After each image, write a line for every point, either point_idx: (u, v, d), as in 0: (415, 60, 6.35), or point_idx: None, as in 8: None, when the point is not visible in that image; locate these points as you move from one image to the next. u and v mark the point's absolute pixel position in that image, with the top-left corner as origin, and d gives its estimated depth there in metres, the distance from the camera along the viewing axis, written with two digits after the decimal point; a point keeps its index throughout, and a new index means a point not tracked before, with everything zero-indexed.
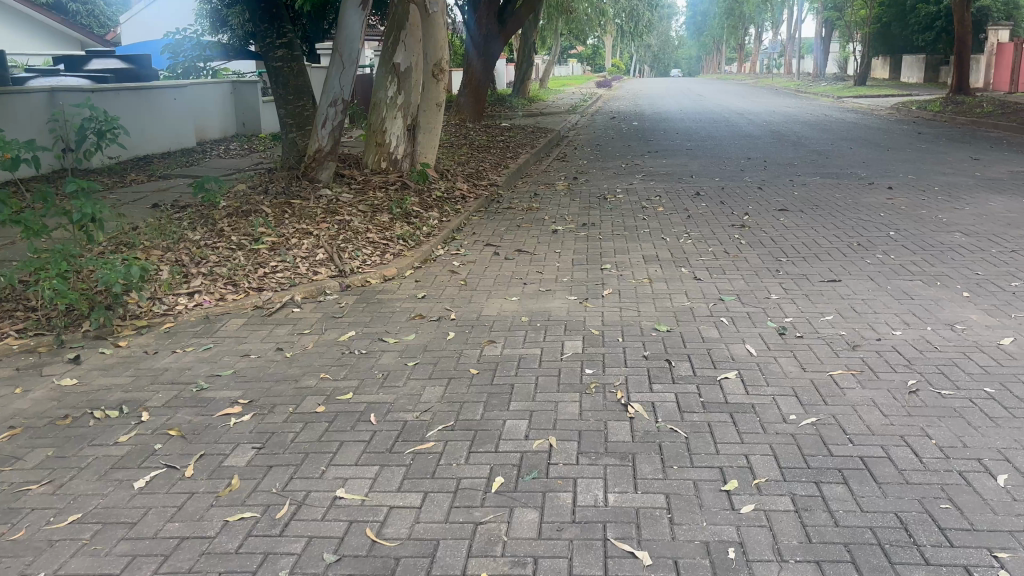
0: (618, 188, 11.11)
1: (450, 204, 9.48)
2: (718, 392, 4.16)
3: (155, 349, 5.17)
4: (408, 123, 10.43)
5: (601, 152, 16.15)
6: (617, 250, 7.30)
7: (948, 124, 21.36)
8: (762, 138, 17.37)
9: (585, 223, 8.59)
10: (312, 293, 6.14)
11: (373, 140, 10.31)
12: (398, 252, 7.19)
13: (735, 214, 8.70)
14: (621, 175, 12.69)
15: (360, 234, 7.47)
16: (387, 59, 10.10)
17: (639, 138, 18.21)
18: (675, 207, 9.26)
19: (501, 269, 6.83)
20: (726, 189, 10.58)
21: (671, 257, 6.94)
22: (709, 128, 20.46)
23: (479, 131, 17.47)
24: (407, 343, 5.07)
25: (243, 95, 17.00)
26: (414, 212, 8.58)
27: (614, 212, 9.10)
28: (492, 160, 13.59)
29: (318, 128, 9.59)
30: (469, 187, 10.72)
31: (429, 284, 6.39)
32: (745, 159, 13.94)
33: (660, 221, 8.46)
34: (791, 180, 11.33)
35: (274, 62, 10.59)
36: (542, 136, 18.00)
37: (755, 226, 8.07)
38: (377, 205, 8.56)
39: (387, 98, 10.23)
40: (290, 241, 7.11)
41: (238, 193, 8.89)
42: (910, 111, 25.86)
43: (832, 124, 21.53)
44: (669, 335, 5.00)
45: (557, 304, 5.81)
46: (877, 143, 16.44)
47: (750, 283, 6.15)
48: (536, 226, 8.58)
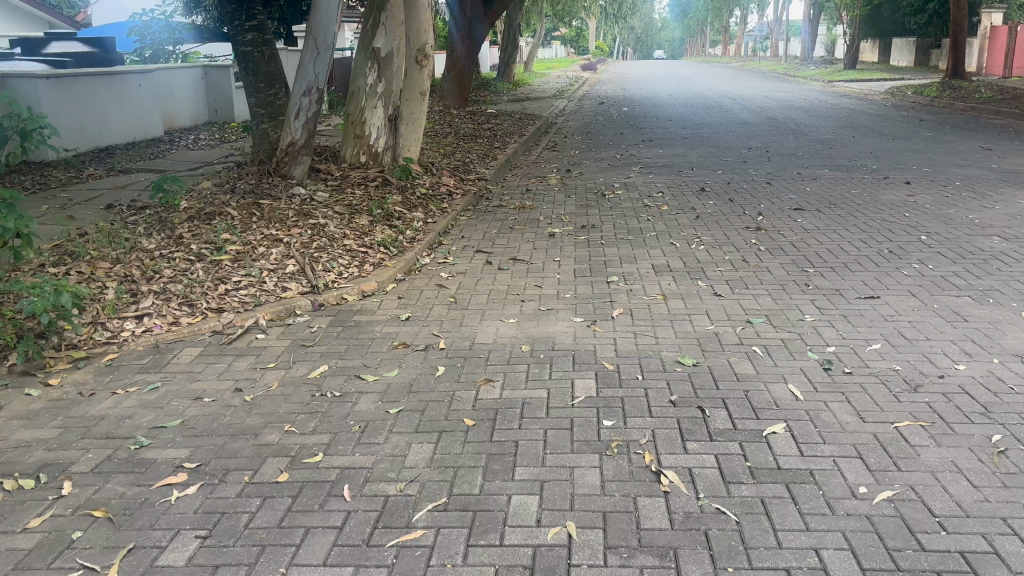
0: (616, 182, 10.36)
1: (436, 203, 8.70)
2: (766, 455, 3.44)
3: (91, 389, 4.35)
4: (389, 112, 9.63)
5: (593, 141, 15.39)
6: (623, 258, 6.57)
7: (946, 111, 20.72)
8: (760, 126, 16.68)
9: (584, 225, 7.83)
10: (279, 314, 5.37)
11: (351, 132, 9.51)
12: (378, 262, 6.42)
13: (747, 214, 7.98)
14: (617, 167, 11.94)
15: (336, 241, 6.69)
16: (366, 44, 9.24)
17: (632, 126, 17.42)
18: (680, 206, 8.52)
19: (495, 282, 6.07)
20: (733, 184, 9.84)
21: (685, 268, 6.22)
22: (703, 115, 19.68)
23: (465, 118, 16.62)
24: (389, 382, 4.31)
25: (214, 80, 16.04)
26: (397, 214, 7.80)
27: (615, 212, 8.35)
28: (480, 151, 12.78)
29: (291, 119, 8.77)
30: (455, 183, 9.93)
31: (415, 302, 5.63)
32: (747, 150, 13.21)
33: (668, 223, 7.72)
34: (800, 173, 10.62)
35: (242, 46, 9.71)
36: (530, 123, 17.20)
37: (772, 230, 7.35)
38: (355, 206, 7.77)
39: (366, 86, 9.41)
40: (258, 250, 6.32)
41: (202, 192, 8.06)
42: (906, 96, 25.20)
43: (829, 110, 20.87)
44: (696, 372, 4.27)
45: (561, 327, 5.07)
46: (880, 132, 15.77)
47: (777, 302, 5.44)
48: (531, 228, 7.82)
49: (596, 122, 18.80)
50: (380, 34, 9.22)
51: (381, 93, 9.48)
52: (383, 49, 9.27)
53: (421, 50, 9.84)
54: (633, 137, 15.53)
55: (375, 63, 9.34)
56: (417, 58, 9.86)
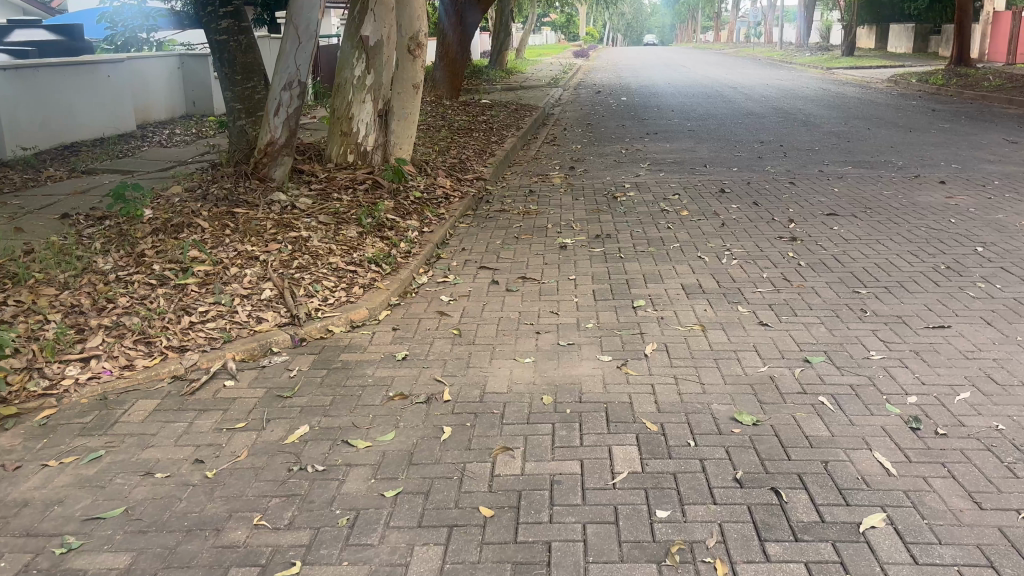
0: (626, 182, 9.56)
1: (432, 209, 7.89)
2: (871, 563, 2.69)
3: (17, 461, 3.55)
4: (379, 108, 8.80)
5: (594, 134, 14.60)
6: (647, 278, 5.78)
7: (956, 99, 19.96)
8: (768, 117, 15.93)
9: (598, 234, 7.04)
10: (252, 354, 4.59)
11: (338, 129, 8.68)
12: (368, 283, 5.62)
13: (778, 221, 7.21)
14: (623, 163, 11.16)
15: (321, 257, 5.90)
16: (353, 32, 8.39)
17: (632, 118, 16.62)
18: (702, 211, 7.72)
19: (504, 308, 5.27)
20: (753, 184, 9.07)
21: (721, 290, 5.45)
22: (705, 105, 18.88)
23: (457, 110, 15.75)
24: (384, 450, 3.52)
25: (191, 70, 15.11)
26: (389, 224, 6.99)
27: (629, 219, 7.56)
28: (476, 147, 11.94)
29: (270, 115, 7.93)
30: (452, 185, 9.11)
31: (413, 336, 4.83)
32: (759, 144, 12.42)
33: (691, 233, 6.93)
34: (823, 172, 9.85)
35: (217, 35, 8.81)
36: (527, 115, 16.39)
37: (809, 240, 6.58)
38: (343, 214, 6.96)
39: (354, 78, 8.58)
40: (230, 272, 5.53)
41: (170, 199, 7.22)
42: (911, 84, 24.43)
43: (835, 100, 20.10)
44: (758, 436, 3.51)
45: (587, 370, 4.28)
46: (894, 123, 14.99)
47: (835, 335, 4.67)
48: (539, 238, 7.02)
49: (595, 113, 17.97)
50: (368, 20, 8.37)
51: (369, 86, 8.64)
52: (372, 38, 8.42)
53: (413, 38, 8.97)
54: (635, 130, 14.71)
55: (363, 54, 8.50)
56: (409, 48, 9.00)
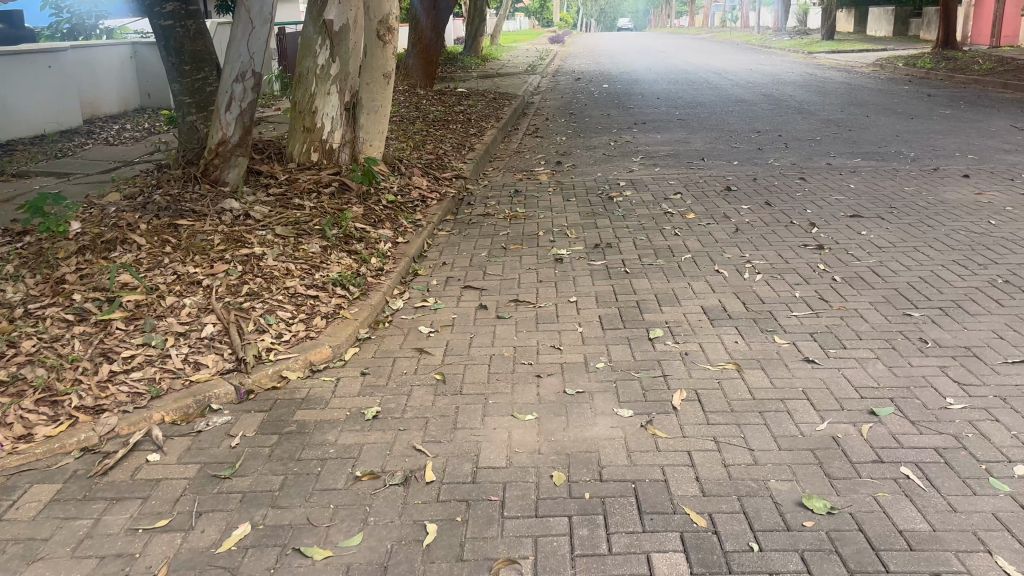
0: (620, 180, 8.73)
1: (406, 214, 7.00)
2: None
3: None
4: (346, 100, 7.88)
5: (579, 124, 13.76)
6: (660, 299, 4.94)
7: (948, 84, 19.30)
8: (759, 105, 15.18)
9: (597, 243, 6.20)
10: (187, 414, 3.71)
11: (299, 124, 7.73)
12: (332, 312, 4.74)
13: (798, 226, 6.42)
14: (614, 158, 10.33)
15: (276, 280, 5.01)
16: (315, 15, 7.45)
17: (618, 107, 15.77)
18: (711, 213, 6.90)
19: (495, 342, 4.41)
20: (760, 181, 8.29)
21: (750, 316, 4.63)
22: (691, 92, 18.08)
23: (433, 100, 14.81)
24: (350, 563, 2.66)
25: (144, 60, 14.03)
26: (358, 236, 6.11)
27: (629, 223, 6.73)
28: (454, 141, 11.03)
29: (221, 110, 6.99)
30: (429, 185, 8.21)
31: (386, 384, 3.94)
32: (756, 134, 11.64)
33: (703, 241, 6.11)
34: (831, 166, 9.08)
35: (161, 19, 7.80)
36: (506, 104, 15.50)
37: (837, 249, 5.79)
38: (305, 224, 6.07)
39: (316, 67, 7.65)
40: (165, 302, 4.62)
41: (104, 209, 6.26)
42: (898, 68, 23.76)
43: (825, 85, 19.40)
44: (839, 534, 2.70)
45: (604, 430, 3.43)
46: (893, 110, 14.26)
47: (897, 374, 3.87)
48: (529, 249, 6.17)
49: (577, 102, 17.12)
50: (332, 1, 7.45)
51: (335, 76, 7.71)
52: (336, 21, 7.50)
53: (383, 22, 8.05)
54: (622, 120, 13.88)
55: (327, 39, 7.58)
56: (378, 33, 8.07)
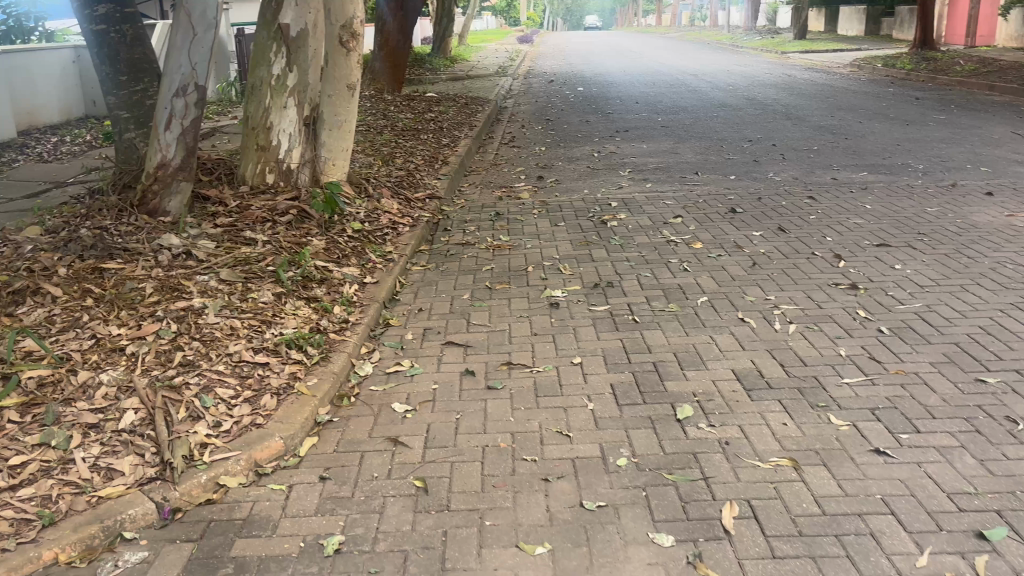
0: (611, 199, 7.95)
1: (375, 246, 6.13)
2: None
3: None
4: (304, 114, 6.99)
5: (558, 132, 12.97)
6: (682, 360, 4.14)
7: (930, 86, 18.85)
8: (744, 110, 14.51)
9: (596, 281, 5.39)
10: (91, 549, 2.83)
11: (252, 142, 6.83)
12: (285, 386, 3.88)
13: (821, 259, 5.67)
14: (601, 172, 9.55)
15: (219, 343, 4.12)
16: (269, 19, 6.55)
17: (596, 112, 15.01)
18: (721, 242, 6.13)
19: (487, 425, 3.56)
20: (766, 201, 7.55)
21: (793, 386, 3.84)
22: (670, 96, 17.39)
23: (401, 106, 13.93)
24: None
25: (87, 65, 12.94)
26: (319, 278, 5.24)
27: (629, 255, 5.93)
28: (426, 153, 10.17)
29: (159, 129, 6.06)
30: (400, 208, 7.34)
31: (352, 495, 3.09)
32: (748, 144, 10.95)
33: (718, 279, 5.33)
34: (837, 182, 8.39)
35: (93, 23, 6.83)
36: (479, 110, 14.67)
37: (873, 289, 5.04)
38: (256, 264, 5.18)
39: (271, 78, 6.75)
40: (75, 379, 3.70)
41: (17, 249, 5.30)
42: (876, 69, 23.32)
43: (807, 87, 18.82)
44: None
45: (640, 571, 2.62)
46: (884, 115, 13.67)
47: (992, 472, 3.11)
48: (519, 290, 5.33)
49: (553, 106, 16.33)
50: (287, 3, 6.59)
51: (291, 87, 6.83)
52: (293, 26, 6.63)
53: (346, 27, 7.17)
54: (603, 127, 13.12)
55: (282, 46, 6.70)
56: (341, 39, 7.18)
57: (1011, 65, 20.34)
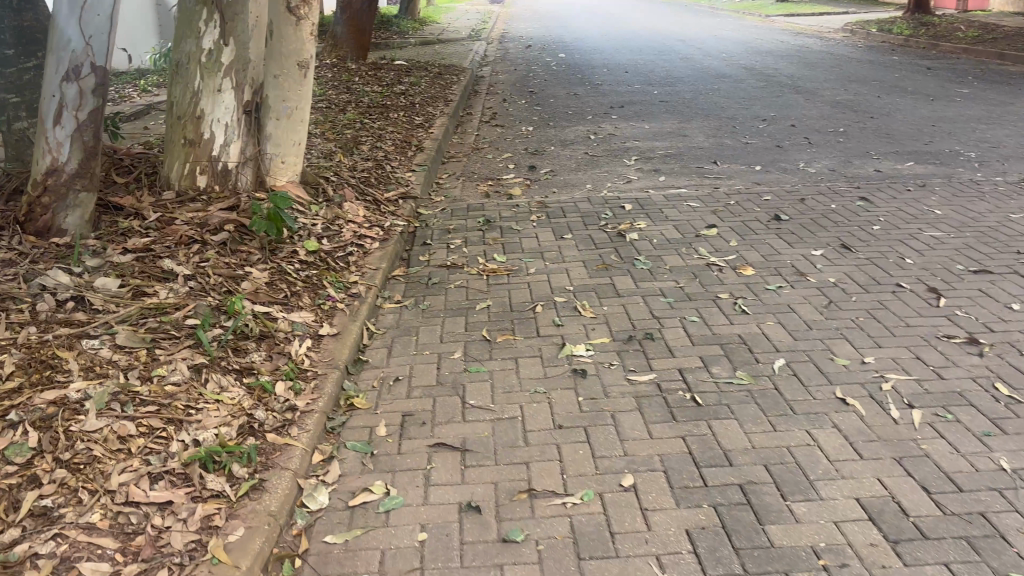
0: (622, 199, 6.64)
1: (334, 275, 4.75)
2: None
3: None
4: (244, 99, 5.56)
5: (545, 107, 11.58)
6: (780, 483, 2.87)
7: (934, 53, 17.67)
8: (746, 82, 13.20)
9: (629, 332, 4.09)
10: None
11: (177, 135, 5.39)
12: (195, 545, 2.54)
13: (911, 296, 4.42)
14: (602, 162, 8.22)
15: (95, 470, 2.74)
16: None
17: (583, 83, 13.59)
18: (776, 270, 4.85)
19: None
20: (810, 202, 6.28)
21: (956, 536, 2.58)
22: (661, 64, 16.00)
23: (367, 76, 12.41)
24: None
25: None
26: (258, 335, 3.86)
27: (663, 289, 4.64)
28: (397, 137, 8.74)
29: (46, 123, 4.54)
30: (368, 215, 5.94)
31: None
32: (763, 124, 9.66)
33: (790, 331, 4.05)
34: (883, 176, 7.15)
35: None
36: (454, 81, 13.19)
37: (1001, 347, 3.79)
38: (171, 316, 3.78)
39: (199, 52, 5.29)
40: None
41: None
42: (870, 34, 22.09)
43: (804, 55, 17.54)
44: None
45: None
46: (901, 88, 12.44)
47: None
48: (527, 345, 4.02)
49: (534, 76, 14.88)
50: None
51: (227, 65, 5.38)
52: None
53: None
54: (594, 102, 11.73)
55: (214, 13, 5.25)
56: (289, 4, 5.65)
57: (1015, 30, 19.21)
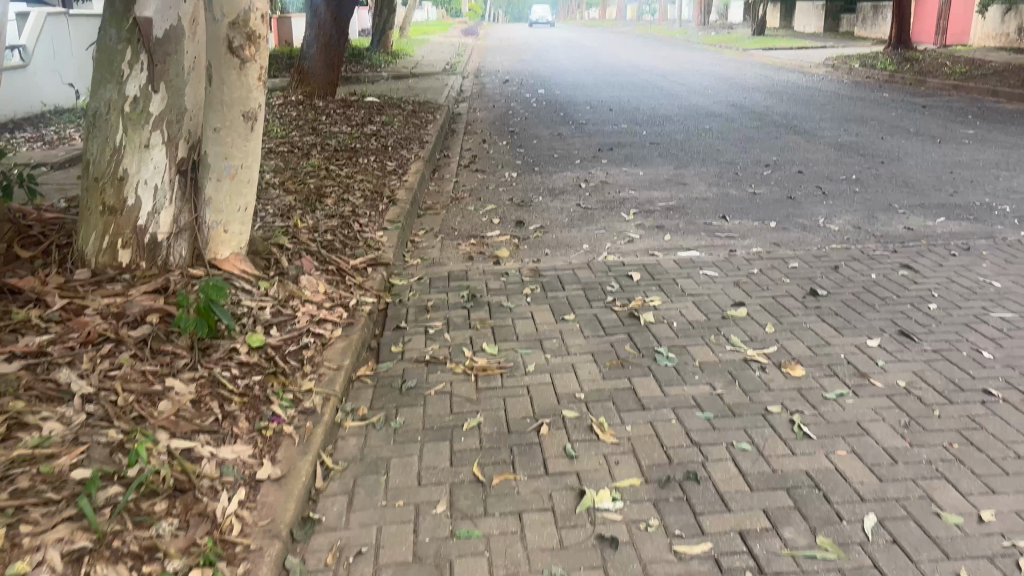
0: (628, 265, 5.73)
1: (283, 385, 3.76)
2: None
3: None
4: (178, 157, 4.57)
5: (528, 149, 10.72)
6: None
7: (925, 90, 17.13)
8: (740, 121, 12.46)
9: (664, 468, 3.15)
10: None
11: (94, 200, 4.43)
12: None
13: (1010, 410, 3.52)
14: (597, 215, 7.33)
15: None
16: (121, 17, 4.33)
17: (566, 123, 12.76)
18: (832, 372, 3.95)
19: None
20: (846, 270, 5.42)
21: None
22: (647, 101, 15.27)
23: (336, 115, 11.50)
24: None
25: None
26: (171, 491, 2.86)
27: (698, 398, 3.71)
28: (367, 186, 7.81)
29: None
30: (329, 291, 4.96)
31: None
32: (768, 171, 8.86)
33: (870, 467, 3.13)
34: (917, 236, 6.32)
35: None
36: (430, 120, 12.32)
37: None
38: (52, 469, 2.79)
39: (121, 100, 4.37)
40: None
41: None
42: (854, 69, 21.61)
43: (792, 91, 16.91)
44: None
45: None
46: (904, 128, 11.74)
47: None
48: (533, 490, 3.05)
49: (514, 114, 14.05)
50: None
51: (156, 117, 4.44)
52: (157, 23, 4.33)
53: (236, 24, 4.44)
54: (581, 144, 10.89)
55: (140, 53, 4.35)
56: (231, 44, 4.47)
57: (1003, 66, 18.78)
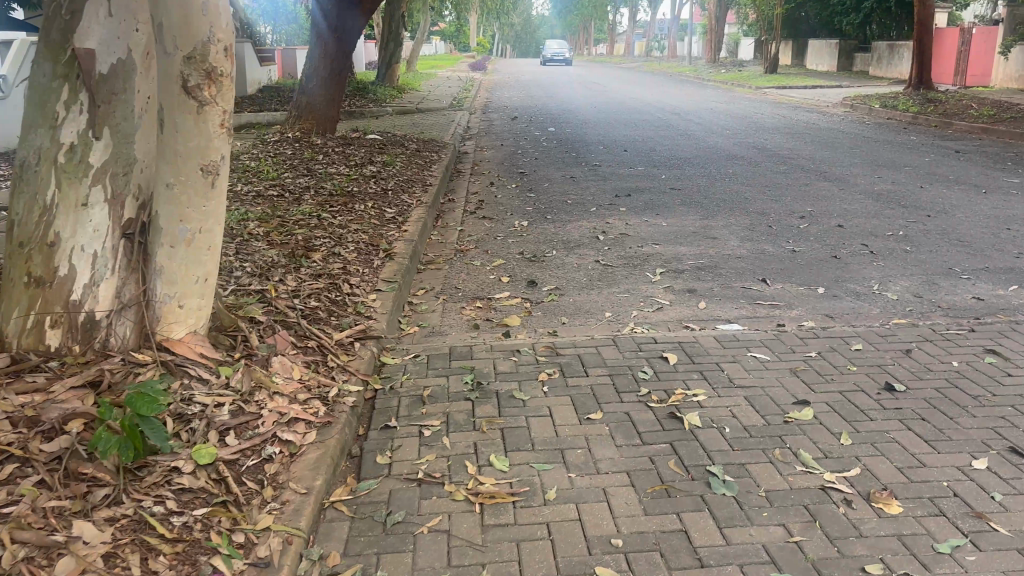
0: (661, 342, 4.89)
1: (232, 522, 2.92)
2: None
3: None
4: (123, 218, 3.78)
5: (540, 193, 9.96)
6: None
7: (953, 134, 16.40)
8: (765, 166, 11.70)
9: None
10: None
11: (17, 269, 3.60)
12: None
13: None
14: (619, 275, 6.51)
15: None
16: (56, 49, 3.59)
17: (580, 164, 12.02)
18: (939, 509, 3.07)
19: None
20: (922, 356, 4.57)
21: None
22: (663, 141, 14.55)
23: (334, 154, 10.76)
24: None
25: None
26: None
27: (771, 549, 2.85)
28: (361, 237, 7.01)
29: None
30: (305, 377, 4.12)
31: None
32: (805, 224, 8.06)
33: None
34: (992, 308, 5.48)
35: None
36: (435, 160, 11.58)
37: None
38: None
39: (54, 147, 3.60)
40: None
41: None
42: (875, 110, 20.93)
43: (814, 133, 16.19)
44: None
45: None
46: (941, 176, 10.96)
47: None
48: None
49: (524, 154, 13.33)
50: (89, 14, 3.59)
51: (98, 168, 3.68)
52: (101, 56, 3.63)
53: (194, 60, 3.66)
54: (597, 189, 10.12)
55: (80, 92, 3.61)
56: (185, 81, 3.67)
57: None
